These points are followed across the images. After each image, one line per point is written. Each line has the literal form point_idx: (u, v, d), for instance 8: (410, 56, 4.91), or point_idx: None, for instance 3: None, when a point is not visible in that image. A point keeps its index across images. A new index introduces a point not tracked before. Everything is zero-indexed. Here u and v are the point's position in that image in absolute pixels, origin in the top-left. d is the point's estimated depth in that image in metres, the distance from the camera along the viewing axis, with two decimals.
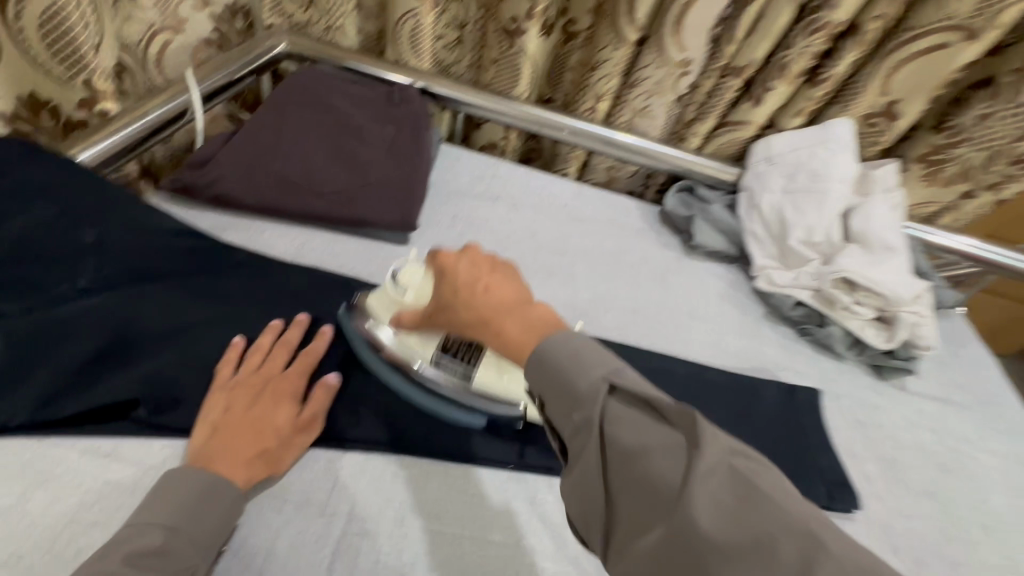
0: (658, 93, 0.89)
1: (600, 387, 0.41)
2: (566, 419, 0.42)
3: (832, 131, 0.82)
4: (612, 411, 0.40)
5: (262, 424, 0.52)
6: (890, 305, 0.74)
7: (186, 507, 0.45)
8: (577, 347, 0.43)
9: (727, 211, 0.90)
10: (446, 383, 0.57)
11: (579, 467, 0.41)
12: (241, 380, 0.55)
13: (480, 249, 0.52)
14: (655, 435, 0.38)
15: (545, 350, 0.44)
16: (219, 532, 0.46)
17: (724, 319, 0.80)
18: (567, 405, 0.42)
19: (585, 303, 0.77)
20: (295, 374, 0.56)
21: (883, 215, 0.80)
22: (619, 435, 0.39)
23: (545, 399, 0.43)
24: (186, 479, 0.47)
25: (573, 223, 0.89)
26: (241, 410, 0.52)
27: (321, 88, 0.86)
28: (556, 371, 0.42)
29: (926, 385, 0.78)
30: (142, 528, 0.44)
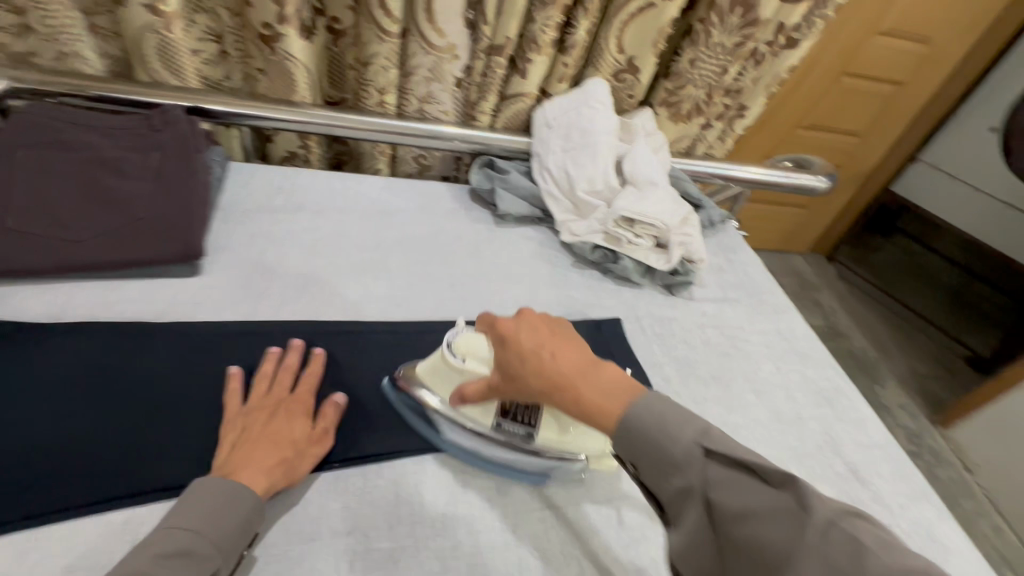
0: (436, 79, 0.93)
1: (693, 450, 0.44)
2: (662, 483, 0.45)
3: (588, 91, 0.93)
4: (711, 474, 0.43)
5: (280, 437, 0.56)
6: (661, 231, 0.87)
7: (215, 511, 0.48)
8: (659, 406, 0.47)
9: (525, 178, 0.98)
10: (505, 444, 0.61)
11: (680, 528, 0.44)
12: (268, 400, 0.60)
13: (532, 312, 0.58)
14: (758, 498, 0.41)
15: (627, 412, 0.47)
16: (240, 535, 0.49)
17: (536, 276, 0.88)
18: (658, 465, 0.45)
19: (404, 291, 0.79)
20: (301, 394, 0.61)
21: (645, 156, 0.92)
22: (723, 497, 0.42)
23: (637, 465, 0.46)
24: (211, 488, 0.50)
25: (385, 217, 0.91)
26: (271, 426, 0.57)
27: (58, 127, 0.75)
28: (644, 435, 0.46)
29: (708, 291, 0.93)
30: (165, 531, 0.46)
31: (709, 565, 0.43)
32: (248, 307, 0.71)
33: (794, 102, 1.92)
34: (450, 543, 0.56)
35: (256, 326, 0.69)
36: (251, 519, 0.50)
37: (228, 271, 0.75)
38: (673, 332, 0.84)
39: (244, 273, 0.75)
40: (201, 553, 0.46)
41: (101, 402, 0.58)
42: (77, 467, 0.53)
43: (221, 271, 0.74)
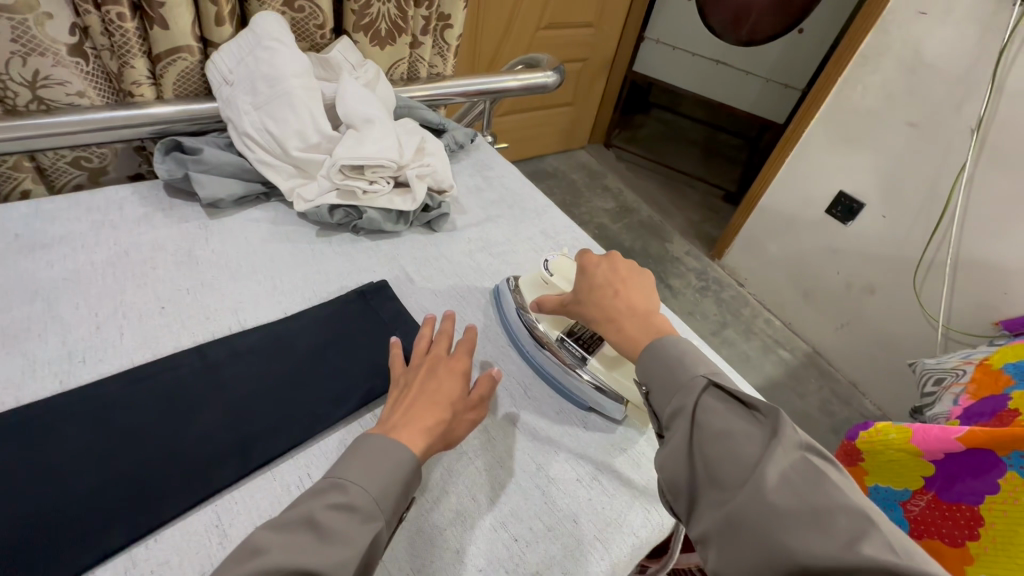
0: (36, 52, 0.69)
1: (699, 380, 0.50)
2: (665, 400, 0.51)
3: (258, 28, 0.78)
4: (704, 400, 0.49)
5: (437, 397, 0.54)
6: (395, 170, 0.80)
7: (384, 471, 0.46)
8: (680, 349, 0.54)
9: (226, 151, 0.81)
10: (560, 360, 0.66)
11: (670, 440, 0.49)
12: (423, 361, 0.58)
13: (621, 259, 0.66)
14: (739, 425, 0.46)
15: (659, 346, 0.54)
16: (396, 497, 0.47)
17: (274, 261, 0.75)
18: (667, 388, 0.52)
19: (89, 338, 0.61)
20: (456, 359, 0.59)
21: (353, 91, 0.82)
22: (709, 418, 0.48)
23: (649, 387, 0.53)
24: (374, 439, 0.48)
25: (39, 254, 0.68)
26: (430, 383, 0.55)
27: None
28: (665, 359, 0.53)
29: (470, 216, 0.91)
30: (335, 483, 0.45)
31: (683, 474, 0.47)
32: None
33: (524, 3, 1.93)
34: None
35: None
36: (409, 477, 0.48)
37: None
38: (440, 269, 0.80)
39: None
40: (363, 511, 0.44)
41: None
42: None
43: None
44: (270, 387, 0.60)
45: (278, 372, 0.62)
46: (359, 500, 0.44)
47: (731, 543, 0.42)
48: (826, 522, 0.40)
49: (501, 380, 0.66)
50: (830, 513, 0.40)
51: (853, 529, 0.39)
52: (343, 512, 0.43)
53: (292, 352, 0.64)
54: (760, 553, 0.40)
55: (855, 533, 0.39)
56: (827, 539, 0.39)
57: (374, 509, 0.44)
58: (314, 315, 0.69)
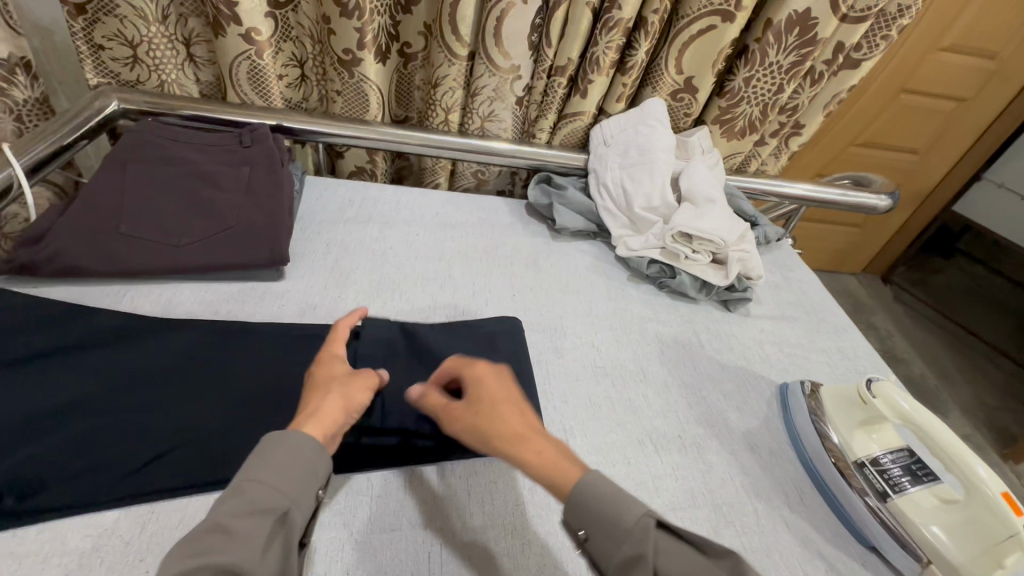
0: (498, 98, 0.98)
1: (647, 520, 0.43)
2: (610, 549, 0.43)
3: (647, 109, 0.95)
4: (660, 548, 0.42)
5: (320, 374, 0.57)
6: (720, 248, 0.87)
7: (298, 479, 0.45)
8: (608, 485, 0.45)
9: (582, 193, 1.00)
10: (858, 487, 0.62)
11: None
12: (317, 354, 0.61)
13: (483, 374, 0.55)
14: (708, 573, 0.41)
15: (590, 491, 0.45)
16: (297, 476, 0.45)
17: (592, 288, 0.90)
18: (608, 533, 0.43)
19: (467, 299, 0.83)
20: (325, 352, 0.61)
21: (702, 173, 0.94)
22: (671, 569, 0.41)
23: (586, 531, 0.44)
24: (277, 444, 0.46)
25: (447, 230, 0.95)
26: (319, 370, 0.58)
27: (164, 145, 0.83)
28: (602, 502, 0.44)
29: (764, 307, 0.93)
30: (242, 484, 0.43)
31: None
32: (325, 307, 0.77)
33: (849, 119, 1.88)
34: (521, 542, 0.56)
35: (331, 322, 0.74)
36: (318, 466, 0.47)
37: (306, 277, 0.80)
38: (729, 345, 0.84)
39: (323, 278, 0.81)
40: (265, 506, 0.42)
41: (191, 383, 0.62)
42: (174, 435, 0.57)
43: (299, 277, 0.80)
44: (576, 387, 0.72)
45: (583, 378, 0.73)
46: (267, 496, 0.43)
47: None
48: None
49: (775, 473, 0.67)
50: None
51: None
52: (248, 510, 0.42)
53: (597, 366, 0.75)
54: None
55: None
56: None
57: (282, 506, 0.43)
58: (617, 345, 0.80)
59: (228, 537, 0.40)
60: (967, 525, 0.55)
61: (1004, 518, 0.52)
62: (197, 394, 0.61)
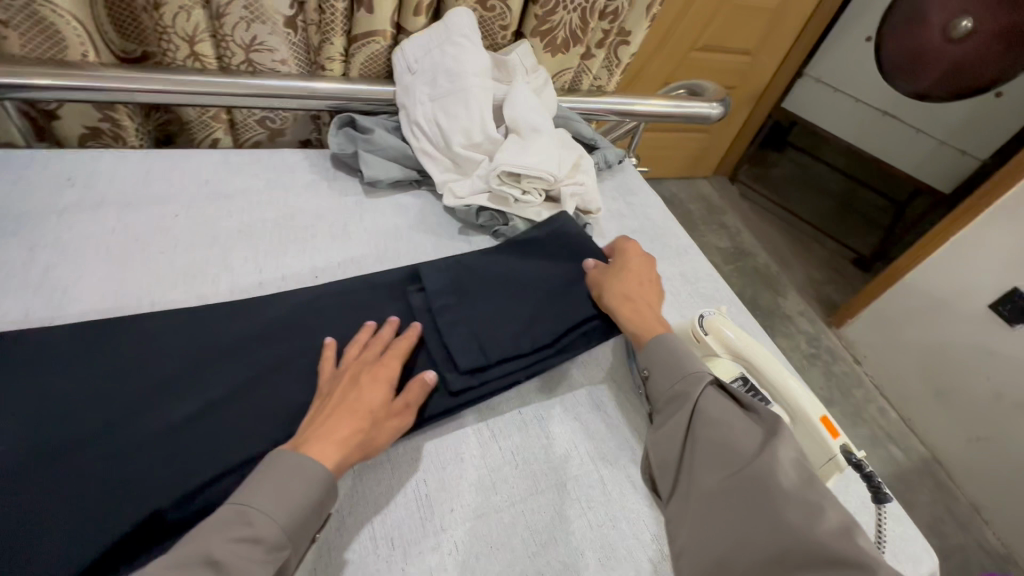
0: (259, 19, 0.75)
1: (703, 373, 0.58)
2: (665, 385, 0.59)
3: (451, 24, 0.78)
4: (708, 394, 0.57)
5: (356, 404, 0.51)
6: (551, 184, 0.77)
7: (306, 503, 0.45)
8: (674, 344, 0.61)
9: (393, 134, 0.83)
10: None
11: (665, 423, 0.58)
12: (346, 366, 0.55)
13: (637, 258, 0.70)
14: (738, 415, 0.55)
15: (659, 342, 0.61)
16: (295, 511, 0.44)
17: (417, 250, 0.77)
18: (668, 374, 0.59)
19: (251, 292, 0.65)
20: (388, 360, 0.56)
21: (525, 98, 0.81)
22: (707, 406, 0.56)
23: (650, 372, 0.60)
24: (286, 459, 0.46)
25: (222, 203, 0.74)
26: (360, 393, 0.52)
27: None
28: (665, 347, 0.60)
29: (608, 241, 0.87)
30: (239, 508, 0.43)
31: (678, 452, 0.55)
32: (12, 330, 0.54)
33: (686, 23, 1.84)
34: None
35: (24, 341, 0.53)
36: (321, 502, 0.46)
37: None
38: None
39: (26, 300, 0.58)
40: (269, 543, 0.42)
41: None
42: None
43: None
44: None
45: None
46: (275, 528, 0.43)
47: (707, 520, 0.50)
48: (817, 512, 0.46)
49: (621, 428, 0.63)
50: (817, 509, 0.47)
51: (839, 520, 0.46)
52: (247, 546, 0.41)
53: None
54: (767, 531, 0.47)
55: (839, 520, 0.46)
56: (805, 519, 0.46)
57: (280, 540, 0.43)
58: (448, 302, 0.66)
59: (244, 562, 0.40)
60: (795, 454, 0.55)
61: (823, 444, 0.54)
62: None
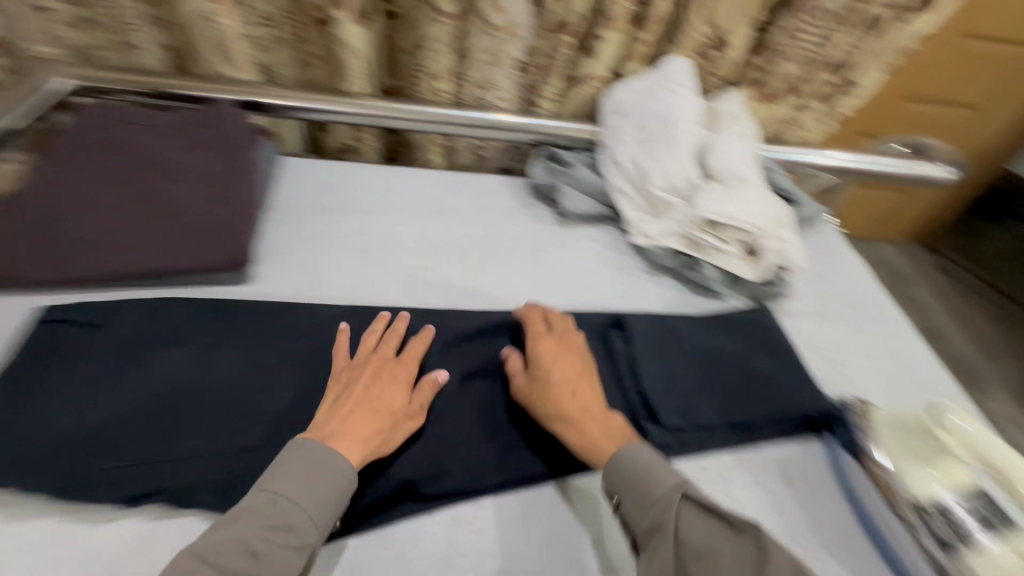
0: (495, 62, 0.84)
1: (673, 495, 0.49)
2: (639, 517, 0.49)
3: (668, 71, 0.80)
4: (684, 514, 0.48)
5: (380, 402, 0.54)
6: (753, 236, 0.74)
7: (337, 489, 0.48)
8: (647, 457, 0.52)
9: (590, 170, 0.87)
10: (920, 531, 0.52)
11: (644, 561, 0.47)
12: (371, 360, 0.59)
13: (572, 337, 0.64)
14: (724, 537, 0.47)
15: (629, 453, 0.52)
16: (320, 506, 0.46)
17: (604, 283, 0.79)
18: (637, 500, 0.49)
19: (458, 300, 0.72)
20: (407, 360, 0.60)
21: (733, 147, 0.80)
22: (690, 532, 0.47)
23: (619, 498, 0.51)
24: (309, 445, 0.49)
25: (440, 218, 0.84)
26: (370, 389, 0.55)
27: (114, 131, 0.75)
28: (632, 466, 0.51)
29: (803, 302, 0.81)
30: (274, 497, 0.46)
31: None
32: (284, 305, 0.66)
33: (901, 71, 1.66)
34: None
35: (299, 320, 0.65)
36: (327, 496, 0.47)
37: (274, 275, 0.71)
38: (769, 347, 0.70)
39: (296, 280, 0.71)
40: (298, 533, 0.45)
41: (144, 413, 0.55)
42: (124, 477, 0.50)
43: (267, 278, 0.71)
44: None
45: None
46: (297, 521, 0.45)
47: None
48: None
49: (815, 511, 0.57)
50: None
51: None
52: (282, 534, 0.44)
53: (604, 381, 0.65)
54: None
55: None
56: None
57: (309, 529, 0.45)
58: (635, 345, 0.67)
59: (259, 557, 0.42)
60: None
61: None
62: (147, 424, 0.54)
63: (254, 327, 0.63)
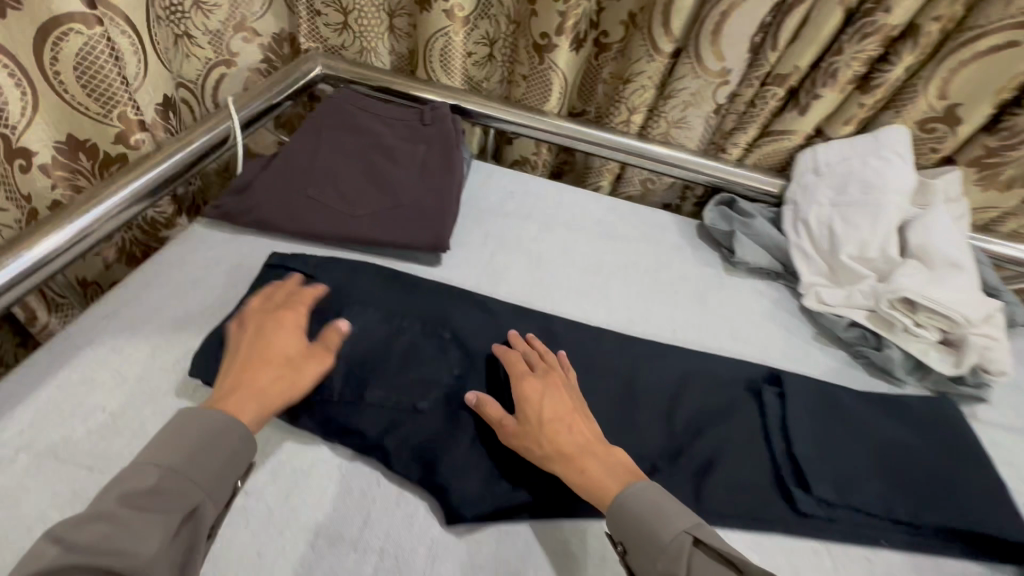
0: (695, 104, 0.86)
1: (683, 538, 0.46)
2: (647, 567, 0.46)
3: (883, 138, 0.77)
4: (695, 563, 0.45)
5: (536, 424, 0.54)
6: (957, 327, 0.68)
7: (186, 450, 0.45)
8: (655, 496, 0.49)
9: (770, 225, 0.86)
10: None
11: None
12: (518, 373, 0.58)
13: (556, 380, 0.59)
14: None
15: (636, 503, 0.49)
16: (183, 458, 0.44)
17: (769, 340, 0.76)
18: (646, 549, 0.47)
19: (621, 323, 0.74)
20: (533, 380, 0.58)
21: (945, 227, 0.74)
22: None
23: (625, 546, 0.48)
24: (190, 424, 0.47)
25: (609, 242, 0.87)
26: (529, 407, 0.55)
27: (354, 113, 0.87)
28: (638, 515, 0.48)
29: (998, 413, 0.72)
30: (140, 466, 0.43)
31: None
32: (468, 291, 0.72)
33: None
34: None
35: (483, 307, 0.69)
36: (223, 437, 0.47)
37: (461, 265, 0.78)
38: (968, 452, 0.62)
39: (478, 271, 0.77)
40: (169, 491, 0.43)
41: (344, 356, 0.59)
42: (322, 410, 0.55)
43: (455, 265, 0.77)
44: (744, 465, 0.59)
45: (753, 450, 0.61)
46: (173, 485, 0.43)
47: None
48: None
49: None
50: None
51: None
52: (148, 497, 0.42)
53: (769, 441, 0.62)
54: None
55: None
56: None
57: (191, 490, 0.44)
58: (797, 408, 0.64)
59: (120, 522, 0.40)
60: None
61: None
62: (348, 366, 0.58)
63: (443, 299, 0.69)
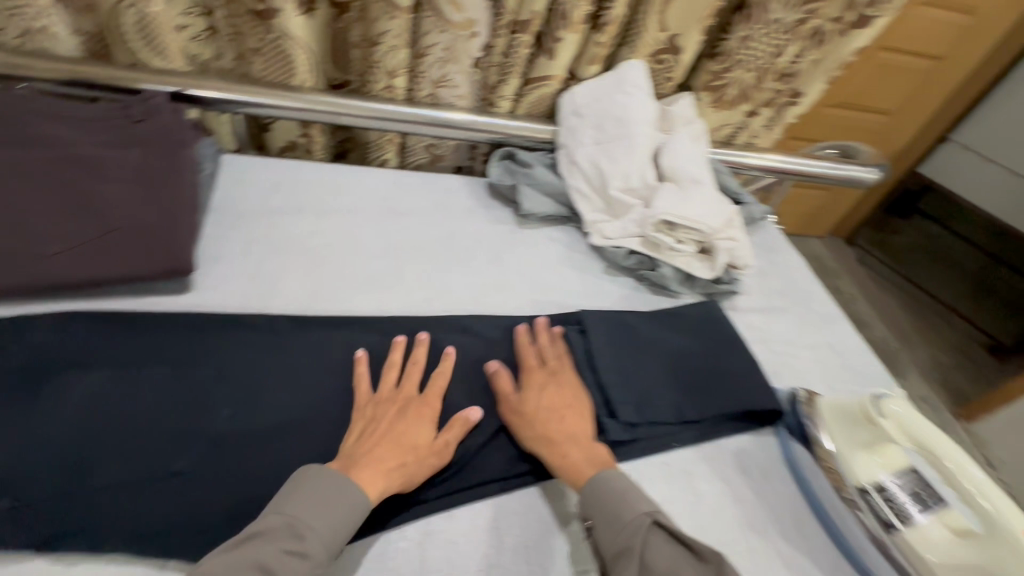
0: (451, 60, 0.82)
1: (643, 519, 0.48)
2: (609, 543, 0.48)
3: (624, 74, 0.82)
4: (650, 543, 0.47)
5: (404, 441, 0.53)
6: (706, 237, 0.78)
7: (321, 506, 0.46)
8: (620, 483, 0.52)
9: (550, 171, 0.88)
10: (868, 517, 0.55)
11: None
12: (397, 394, 0.57)
13: (433, 391, 0.58)
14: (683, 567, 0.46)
15: (603, 479, 0.52)
16: (332, 529, 0.45)
17: (564, 284, 0.79)
18: (610, 526, 0.49)
19: (418, 304, 0.71)
20: (428, 398, 0.58)
21: (685, 149, 0.82)
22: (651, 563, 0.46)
23: (592, 523, 0.50)
24: (316, 480, 0.47)
25: (395, 219, 0.81)
26: (407, 430, 0.54)
27: (21, 117, 0.66)
28: (604, 496, 0.50)
29: (751, 299, 0.85)
30: (272, 516, 0.44)
31: None
32: (230, 317, 0.62)
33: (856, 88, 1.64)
34: None
35: (253, 331, 0.61)
36: (347, 496, 0.47)
37: (221, 282, 0.66)
38: (728, 342, 0.72)
39: (244, 285, 0.67)
40: (315, 559, 0.43)
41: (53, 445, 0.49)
42: (26, 516, 0.45)
43: (214, 285, 0.66)
44: None
45: None
46: (312, 547, 0.44)
47: None
48: None
49: (770, 499, 0.61)
50: None
51: None
52: (288, 556, 0.43)
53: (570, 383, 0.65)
54: None
55: None
56: None
57: (320, 556, 0.44)
58: (597, 342, 0.67)
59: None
60: (985, 560, 0.49)
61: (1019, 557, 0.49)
62: (63, 452, 0.48)
63: (193, 331, 0.60)
